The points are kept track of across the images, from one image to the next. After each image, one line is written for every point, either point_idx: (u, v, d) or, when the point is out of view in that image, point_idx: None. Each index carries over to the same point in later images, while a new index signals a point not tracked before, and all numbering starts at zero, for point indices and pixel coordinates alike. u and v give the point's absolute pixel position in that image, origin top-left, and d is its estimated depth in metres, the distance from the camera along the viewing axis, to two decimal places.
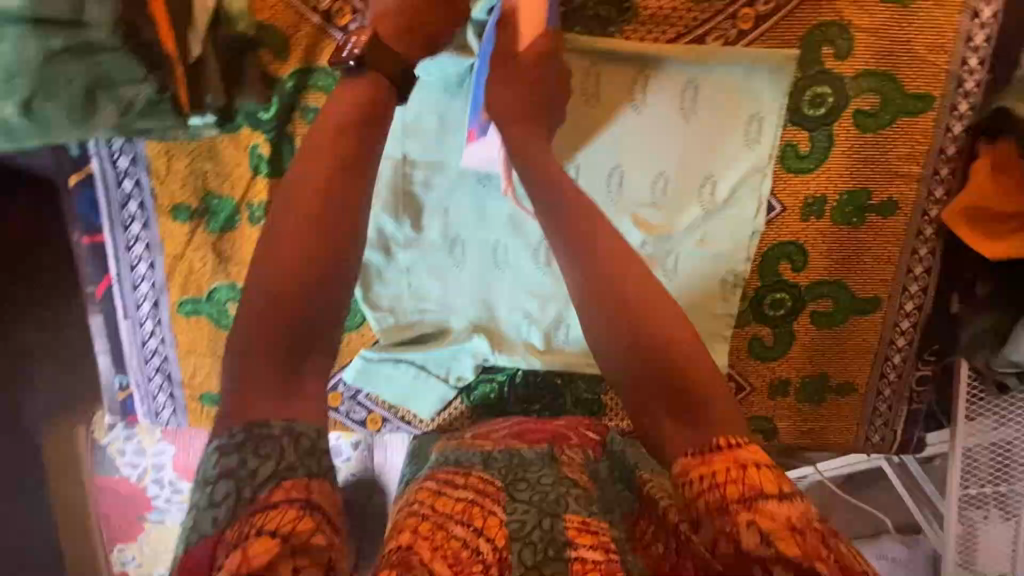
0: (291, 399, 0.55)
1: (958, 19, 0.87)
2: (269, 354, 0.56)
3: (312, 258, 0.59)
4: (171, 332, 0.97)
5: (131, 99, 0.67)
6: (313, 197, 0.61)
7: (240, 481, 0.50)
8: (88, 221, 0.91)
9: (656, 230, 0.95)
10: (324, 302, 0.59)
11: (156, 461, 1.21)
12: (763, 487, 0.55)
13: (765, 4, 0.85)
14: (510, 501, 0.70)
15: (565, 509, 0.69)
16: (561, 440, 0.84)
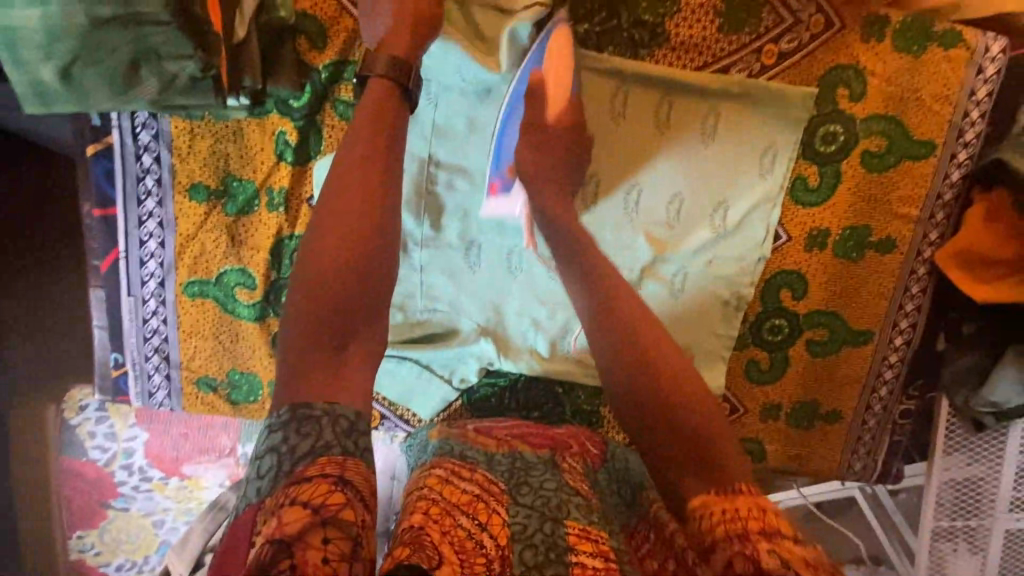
0: (335, 380, 0.56)
1: (964, 73, 0.92)
2: (315, 339, 0.57)
3: (354, 244, 0.60)
4: (174, 312, 0.96)
5: (174, 74, 0.66)
6: (359, 189, 0.62)
7: (281, 457, 0.50)
8: (101, 192, 0.90)
9: (668, 249, 0.98)
10: (366, 287, 0.60)
11: (127, 446, 1.20)
12: (780, 527, 0.57)
13: (788, 42, 0.90)
14: (514, 501, 0.68)
15: (566, 516, 0.67)
16: (562, 447, 0.83)
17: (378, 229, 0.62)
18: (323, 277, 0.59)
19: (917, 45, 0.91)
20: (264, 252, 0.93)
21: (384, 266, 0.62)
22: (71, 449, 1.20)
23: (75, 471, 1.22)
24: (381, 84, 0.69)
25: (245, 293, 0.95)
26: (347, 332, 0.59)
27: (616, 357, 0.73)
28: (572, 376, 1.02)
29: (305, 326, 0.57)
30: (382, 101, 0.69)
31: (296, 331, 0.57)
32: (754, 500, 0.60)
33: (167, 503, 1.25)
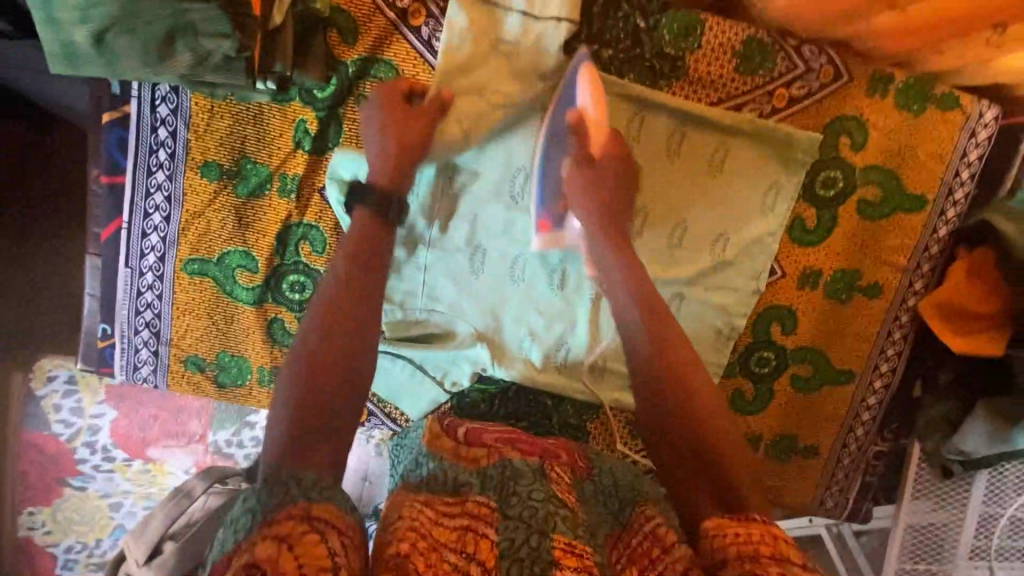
0: (312, 455, 0.58)
1: (958, 136, 0.97)
2: (298, 416, 0.60)
3: (342, 325, 0.66)
4: (170, 288, 0.95)
5: (209, 51, 0.67)
6: (347, 271, 0.69)
7: (254, 509, 0.53)
8: (110, 160, 0.89)
9: (667, 272, 1.00)
10: (351, 367, 0.64)
11: (91, 423, 1.23)
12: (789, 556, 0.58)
13: (799, 88, 0.93)
14: (502, 519, 0.70)
15: (553, 529, 0.67)
16: (551, 458, 0.84)
17: (366, 312, 0.68)
18: (304, 385, 0.62)
19: (918, 104, 0.96)
20: (270, 237, 0.93)
21: (367, 349, 0.66)
22: (31, 424, 1.21)
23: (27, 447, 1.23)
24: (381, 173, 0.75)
25: (246, 276, 0.95)
26: (326, 419, 0.61)
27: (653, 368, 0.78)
28: (562, 389, 1.03)
29: (291, 404, 0.61)
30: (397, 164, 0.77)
31: (284, 407, 0.61)
32: (763, 529, 0.62)
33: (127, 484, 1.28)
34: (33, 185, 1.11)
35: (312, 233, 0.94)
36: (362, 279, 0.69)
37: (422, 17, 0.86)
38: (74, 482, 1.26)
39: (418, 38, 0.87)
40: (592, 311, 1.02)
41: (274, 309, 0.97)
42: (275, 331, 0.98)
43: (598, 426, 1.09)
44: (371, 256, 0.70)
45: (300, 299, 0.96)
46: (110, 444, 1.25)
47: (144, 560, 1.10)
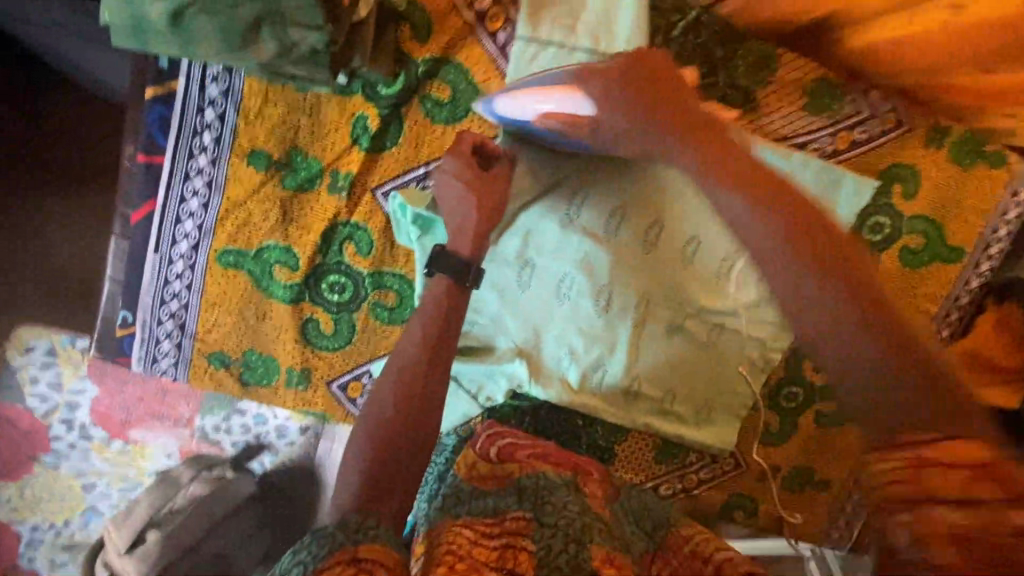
0: (385, 498, 0.68)
1: (1001, 194, 0.99)
2: (376, 462, 0.70)
3: (417, 387, 0.74)
4: (201, 279, 0.89)
5: (295, 42, 0.65)
6: (425, 337, 0.76)
7: (305, 566, 0.58)
8: (150, 139, 0.84)
9: (713, 302, 0.99)
10: (422, 425, 0.74)
11: (70, 401, 1.39)
12: (939, 489, 0.56)
13: (862, 132, 0.93)
14: (537, 526, 0.71)
15: (590, 539, 0.69)
16: (584, 473, 0.85)
17: (439, 376, 0.76)
18: (382, 440, 0.71)
19: (968, 159, 0.96)
20: (314, 234, 0.89)
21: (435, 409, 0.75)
22: (13, 397, 1.38)
23: (13, 419, 1.40)
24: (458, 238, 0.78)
25: (284, 272, 0.90)
26: (398, 467, 0.71)
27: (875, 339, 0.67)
28: (596, 411, 1.02)
29: (367, 450, 0.71)
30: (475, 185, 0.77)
31: (362, 452, 0.71)
32: (969, 454, 0.58)
33: (100, 466, 1.46)
34: (42, 176, 1.26)
35: (359, 234, 0.89)
36: (438, 346, 0.76)
37: (500, 21, 0.82)
38: (46, 458, 1.44)
39: (493, 42, 0.83)
40: (632, 338, 1.00)
41: (310, 308, 0.92)
42: (309, 331, 0.93)
43: (626, 448, 1.09)
44: (447, 323, 0.77)
45: (338, 301, 0.92)
46: (89, 423, 1.41)
47: (138, 539, 1.36)
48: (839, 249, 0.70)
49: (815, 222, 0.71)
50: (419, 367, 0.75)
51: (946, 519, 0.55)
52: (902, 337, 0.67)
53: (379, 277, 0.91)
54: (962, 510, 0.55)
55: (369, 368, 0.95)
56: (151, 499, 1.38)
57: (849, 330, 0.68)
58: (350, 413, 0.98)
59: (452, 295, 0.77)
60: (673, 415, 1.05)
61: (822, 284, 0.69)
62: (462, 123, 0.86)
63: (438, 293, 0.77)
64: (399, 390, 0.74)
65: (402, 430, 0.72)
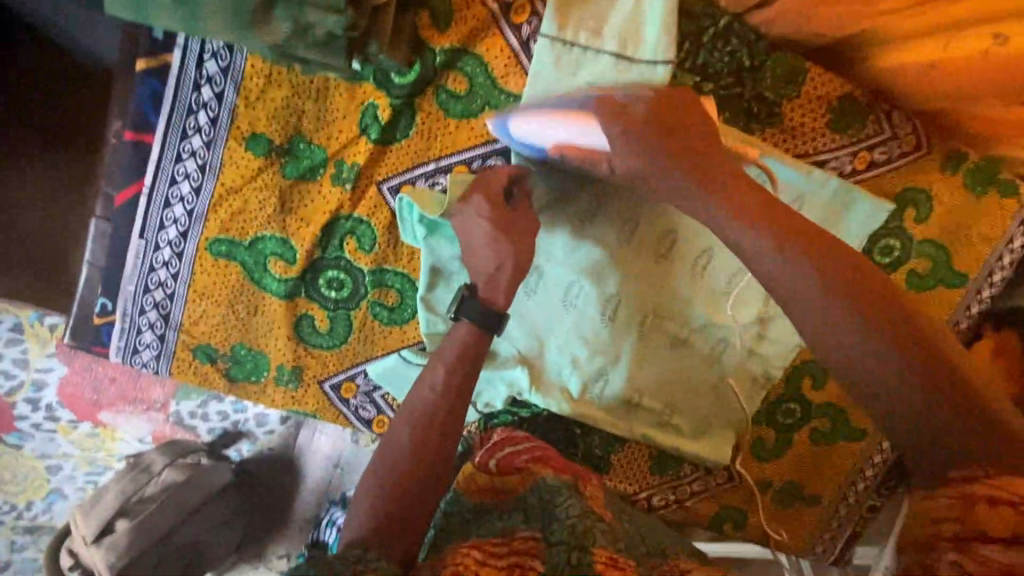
0: (399, 536, 0.70)
1: (1010, 223, 0.99)
2: (392, 497, 0.72)
3: (437, 425, 0.76)
4: (189, 269, 0.84)
5: (312, 24, 0.60)
6: (446, 375, 0.78)
7: None
8: (139, 114, 0.77)
9: (721, 316, 0.97)
10: (439, 463, 0.75)
11: (37, 380, 1.32)
12: (988, 528, 0.53)
13: (881, 153, 0.92)
14: (546, 546, 0.67)
15: (593, 543, 0.66)
16: (585, 478, 0.80)
17: (458, 414, 0.77)
18: (399, 476, 0.73)
19: (981, 185, 0.96)
20: (314, 227, 0.83)
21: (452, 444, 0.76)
22: None
23: None
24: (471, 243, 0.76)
25: (280, 266, 0.85)
26: (415, 502, 0.72)
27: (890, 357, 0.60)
28: (594, 422, 1.00)
29: (384, 486, 0.73)
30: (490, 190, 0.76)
31: (379, 486, 0.73)
32: (1016, 484, 0.54)
33: (68, 449, 1.42)
34: None
35: (362, 228, 0.84)
36: (459, 385, 0.78)
37: (525, 14, 0.77)
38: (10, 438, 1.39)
39: (516, 36, 0.78)
40: (635, 349, 0.98)
41: (305, 304, 0.87)
42: (303, 328, 0.89)
43: (622, 459, 1.07)
44: (467, 364, 0.78)
45: (336, 298, 0.87)
46: (56, 403, 1.34)
47: (105, 529, 1.24)
48: (875, 288, 0.63)
49: (853, 266, 0.63)
50: (439, 411, 0.76)
51: (993, 558, 0.51)
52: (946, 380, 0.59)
53: (381, 275, 0.87)
54: (1008, 549, 0.51)
55: (364, 369, 0.92)
56: (120, 487, 1.28)
57: (866, 363, 0.61)
58: (342, 414, 0.94)
59: (479, 341, 0.78)
60: (671, 428, 1.04)
61: (849, 316, 0.61)
62: (476, 119, 0.81)
63: (463, 336, 0.78)
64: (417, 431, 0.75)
65: (419, 467, 0.74)
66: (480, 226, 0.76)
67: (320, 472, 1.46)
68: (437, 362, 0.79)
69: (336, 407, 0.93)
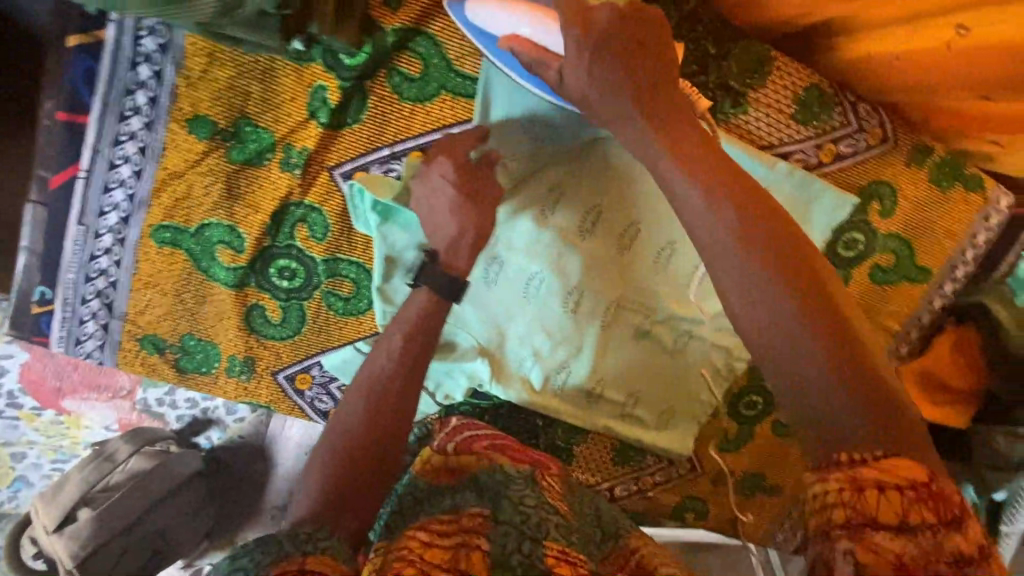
0: (345, 512, 0.68)
1: (974, 218, 0.99)
2: (341, 473, 0.70)
3: (388, 398, 0.74)
4: (132, 256, 0.81)
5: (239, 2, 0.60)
6: (399, 349, 0.75)
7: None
8: (74, 93, 0.73)
9: (684, 308, 0.96)
10: (391, 435, 0.73)
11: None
12: (878, 515, 0.52)
13: (847, 145, 0.90)
14: (493, 524, 0.66)
15: (545, 536, 0.65)
16: (542, 466, 0.80)
17: (412, 387, 0.75)
18: (350, 449, 0.71)
19: (947, 180, 0.95)
20: (263, 214, 0.81)
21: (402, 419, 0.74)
22: None
23: None
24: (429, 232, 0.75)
25: (228, 254, 0.82)
26: (364, 476, 0.70)
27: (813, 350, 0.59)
28: (556, 413, 0.99)
29: (333, 461, 0.71)
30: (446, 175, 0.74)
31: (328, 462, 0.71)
32: (911, 473, 0.54)
33: (34, 436, 1.40)
34: None
35: (313, 216, 0.82)
36: (413, 358, 0.76)
37: None
38: None
39: None
40: (596, 341, 0.97)
41: (256, 293, 0.85)
42: (254, 319, 0.86)
43: (585, 451, 1.07)
44: (423, 337, 0.76)
45: (288, 287, 0.85)
46: (19, 390, 1.31)
47: (68, 517, 1.24)
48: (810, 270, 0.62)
49: (794, 257, 0.62)
50: (392, 384, 0.74)
51: (883, 546, 0.52)
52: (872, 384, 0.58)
53: (334, 264, 0.84)
54: (890, 535, 0.52)
55: (319, 360, 0.90)
56: (83, 475, 1.26)
57: (797, 338, 0.59)
58: (297, 406, 0.92)
59: (435, 311, 0.77)
60: (633, 419, 1.03)
61: (783, 291, 0.60)
62: (432, 103, 0.79)
63: (419, 305, 0.77)
64: (370, 406, 0.73)
65: (371, 439, 0.72)
66: (445, 191, 0.76)
67: (289, 459, 1.45)
68: (391, 337, 0.77)
69: (291, 398, 0.91)
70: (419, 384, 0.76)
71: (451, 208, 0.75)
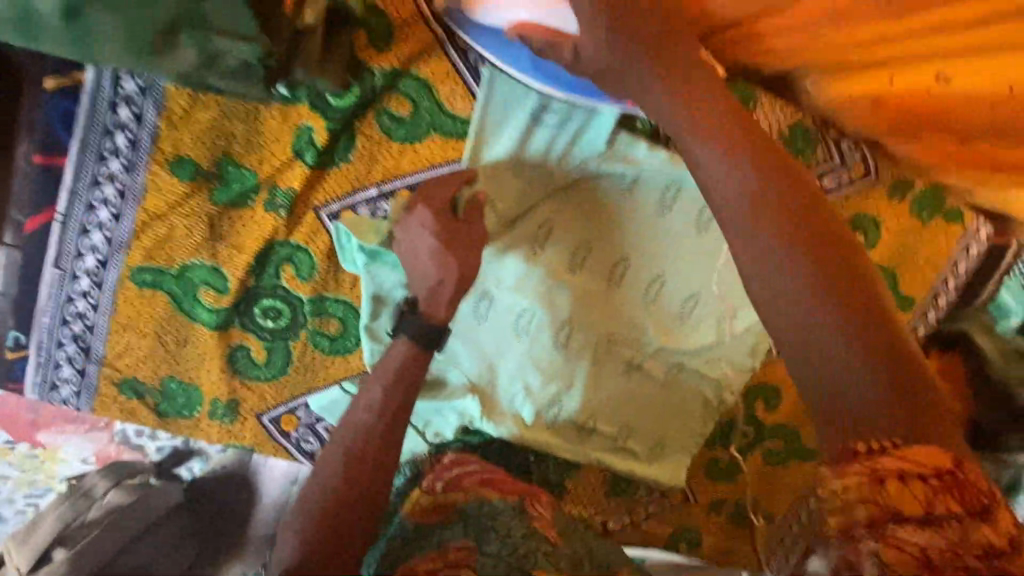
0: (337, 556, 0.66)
1: (952, 247, 1.01)
2: (329, 517, 0.68)
3: (373, 442, 0.73)
4: (111, 299, 0.79)
5: (224, 52, 0.57)
6: (383, 392, 0.74)
7: None
8: (49, 135, 0.71)
9: (674, 340, 0.96)
10: (380, 477, 0.72)
11: None
12: (902, 508, 0.52)
13: (831, 180, 0.92)
14: (478, 555, 0.70)
15: (532, 567, 0.69)
16: (533, 496, 0.80)
17: (398, 430, 0.74)
18: (338, 493, 0.69)
19: (927, 212, 0.98)
20: (247, 255, 0.79)
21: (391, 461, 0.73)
22: None
23: None
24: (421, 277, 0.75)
25: (211, 296, 0.80)
26: (353, 517, 0.68)
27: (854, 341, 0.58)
28: (547, 448, 0.97)
29: (320, 505, 0.69)
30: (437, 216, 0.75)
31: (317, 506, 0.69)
32: (934, 461, 0.54)
33: (9, 470, 1.34)
34: None
35: (299, 256, 0.80)
36: (398, 399, 0.75)
37: None
38: None
39: (461, 59, 0.75)
40: (587, 375, 0.96)
41: (240, 335, 0.83)
42: (238, 360, 0.84)
43: (577, 484, 1.05)
44: (407, 378, 0.75)
45: (273, 328, 0.83)
46: None
47: (42, 558, 1.17)
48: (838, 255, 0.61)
49: (839, 240, 0.62)
50: (377, 427, 0.73)
51: (906, 540, 0.52)
52: (904, 375, 0.58)
53: (321, 303, 0.83)
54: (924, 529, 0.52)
55: (305, 401, 0.88)
56: (58, 513, 1.22)
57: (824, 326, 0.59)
58: (282, 447, 0.91)
59: (416, 360, 0.76)
60: (625, 452, 1.02)
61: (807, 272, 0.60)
62: (420, 143, 0.78)
63: (399, 355, 0.75)
64: (355, 448, 0.72)
65: (358, 482, 0.70)
66: (424, 239, 0.75)
67: (275, 490, 1.42)
68: (377, 379, 0.75)
69: (277, 439, 0.90)
70: (405, 426, 0.75)
71: (431, 254, 0.75)
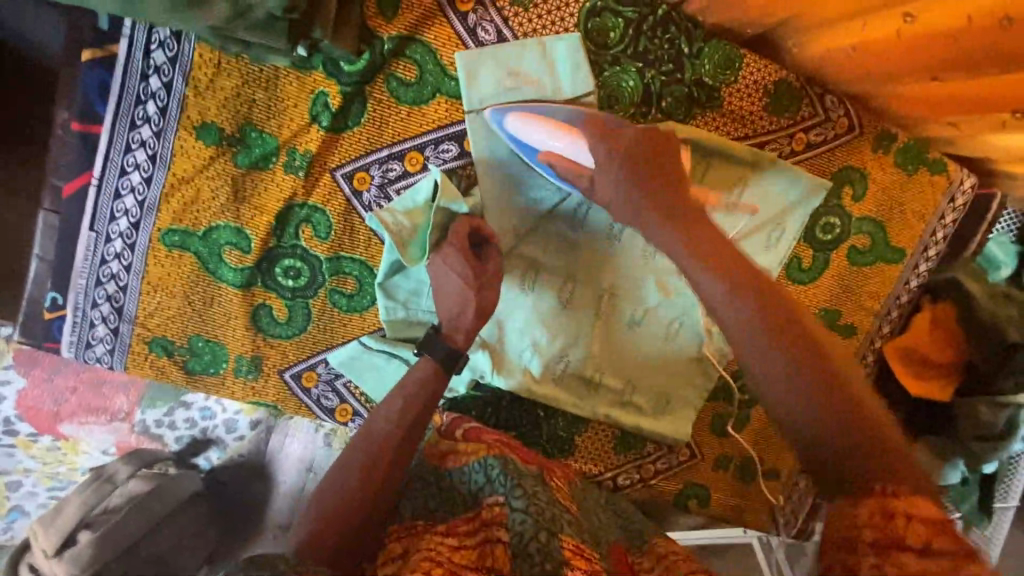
0: (366, 494, 0.70)
1: (940, 199, 1.05)
2: (375, 461, 0.72)
3: (416, 404, 0.76)
4: (142, 260, 0.84)
5: (251, 6, 0.67)
6: (427, 370, 0.79)
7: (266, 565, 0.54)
8: (87, 105, 0.78)
9: (671, 293, 0.99)
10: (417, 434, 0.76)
11: None
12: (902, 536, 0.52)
13: (816, 135, 0.97)
14: (511, 512, 0.68)
15: (560, 530, 0.66)
16: (550, 470, 0.82)
17: (428, 400, 0.77)
18: (382, 442, 0.73)
19: (912, 164, 1.02)
20: (268, 216, 0.84)
21: (420, 416, 0.76)
22: None
23: None
24: (452, 250, 0.80)
25: (235, 255, 0.85)
26: (394, 466, 0.73)
27: (783, 341, 0.63)
28: (555, 403, 1.01)
29: (363, 450, 0.73)
30: (475, 223, 0.83)
31: (369, 445, 0.73)
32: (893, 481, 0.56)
33: (29, 462, 1.36)
34: None
35: (317, 216, 0.86)
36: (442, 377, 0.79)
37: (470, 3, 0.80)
38: None
39: (462, 23, 0.81)
40: (594, 330, 1.00)
41: (262, 293, 0.88)
42: (261, 318, 0.89)
43: (586, 442, 1.08)
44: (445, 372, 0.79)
45: (293, 286, 0.88)
46: (16, 417, 1.28)
47: (69, 540, 1.15)
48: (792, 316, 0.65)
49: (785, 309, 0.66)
50: (425, 392, 0.77)
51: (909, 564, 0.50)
52: (854, 405, 0.60)
53: (338, 262, 0.88)
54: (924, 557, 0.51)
55: (325, 357, 0.92)
56: (82, 497, 1.18)
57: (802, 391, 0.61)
58: (303, 404, 0.94)
59: (439, 377, 0.79)
60: (633, 408, 1.05)
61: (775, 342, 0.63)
62: (428, 105, 0.84)
63: (421, 374, 0.78)
64: (409, 401, 0.77)
65: (407, 434, 0.75)
66: (448, 274, 0.80)
67: (292, 477, 1.40)
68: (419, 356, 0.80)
69: (298, 397, 0.93)
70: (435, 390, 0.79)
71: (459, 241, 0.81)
